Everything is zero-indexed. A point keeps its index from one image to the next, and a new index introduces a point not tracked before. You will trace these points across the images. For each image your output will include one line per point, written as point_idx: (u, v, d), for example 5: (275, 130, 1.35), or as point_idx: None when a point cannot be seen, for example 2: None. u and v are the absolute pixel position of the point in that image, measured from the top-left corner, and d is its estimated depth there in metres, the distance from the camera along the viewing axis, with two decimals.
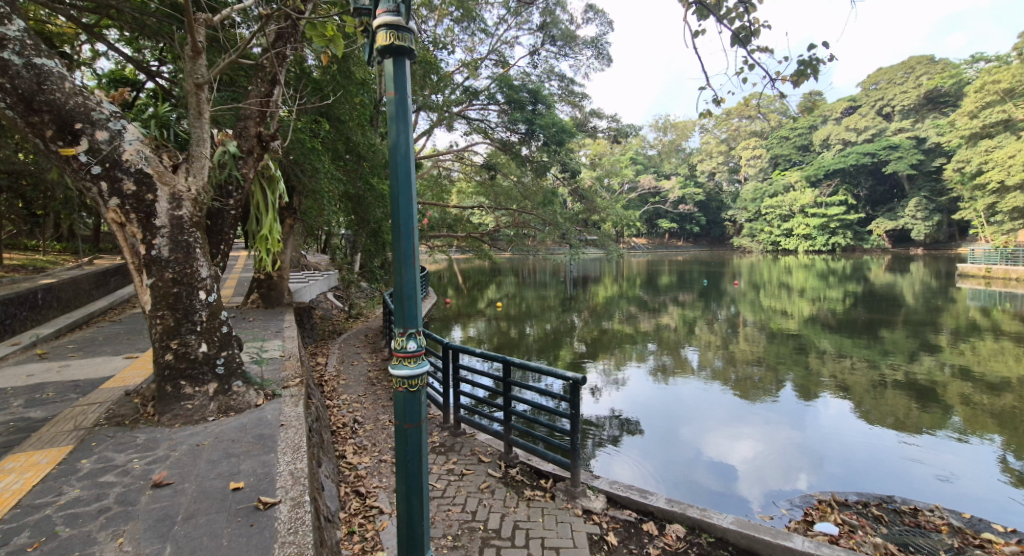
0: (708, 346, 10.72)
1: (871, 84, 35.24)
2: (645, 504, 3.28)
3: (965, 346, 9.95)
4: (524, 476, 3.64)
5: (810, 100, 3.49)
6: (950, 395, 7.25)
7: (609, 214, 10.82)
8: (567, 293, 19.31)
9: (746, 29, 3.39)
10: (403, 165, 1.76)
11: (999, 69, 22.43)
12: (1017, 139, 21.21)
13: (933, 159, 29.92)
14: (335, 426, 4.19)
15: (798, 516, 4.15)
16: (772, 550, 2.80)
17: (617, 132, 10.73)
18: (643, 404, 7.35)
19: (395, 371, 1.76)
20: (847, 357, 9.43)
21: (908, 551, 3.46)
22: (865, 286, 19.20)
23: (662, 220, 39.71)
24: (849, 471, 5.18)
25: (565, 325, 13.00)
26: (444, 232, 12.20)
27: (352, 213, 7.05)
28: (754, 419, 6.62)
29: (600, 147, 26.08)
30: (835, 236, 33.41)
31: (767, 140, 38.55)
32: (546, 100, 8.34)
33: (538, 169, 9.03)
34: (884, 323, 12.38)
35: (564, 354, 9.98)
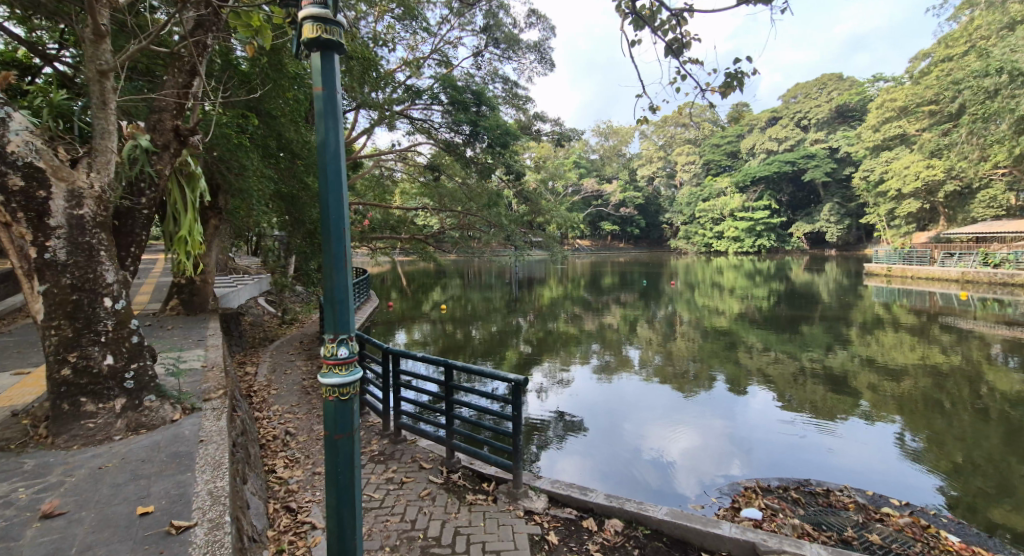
0: (648, 345, 11.12)
1: (791, 97, 38.19)
2: (585, 501, 3.35)
3: (872, 338, 10.97)
4: (466, 481, 3.61)
5: (739, 110, 3.69)
6: (860, 383, 7.97)
7: (554, 217, 10.98)
8: (513, 295, 19.39)
9: (678, 41, 3.56)
10: (332, 164, 1.69)
11: (895, 89, 25.01)
12: (910, 152, 23.74)
13: (844, 168, 32.89)
14: (263, 439, 3.95)
15: (726, 504, 4.38)
16: (702, 538, 2.97)
17: (561, 136, 10.85)
18: (587, 403, 7.51)
19: (325, 379, 1.68)
20: (771, 351, 10.13)
21: (821, 529, 3.75)
22: (787, 285, 20.74)
23: (604, 223, 40.91)
24: (774, 457, 5.55)
25: (511, 327, 13.04)
26: (387, 234, 11.89)
27: (285, 213, 6.70)
28: (690, 413, 6.96)
29: (545, 150, 26.50)
30: (761, 238, 35.93)
31: (700, 147, 40.79)
32: (491, 102, 8.35)
33: (483, 170, 9.00)
34: (804, 318, 13.44)
35: (509, 356, 10.00)
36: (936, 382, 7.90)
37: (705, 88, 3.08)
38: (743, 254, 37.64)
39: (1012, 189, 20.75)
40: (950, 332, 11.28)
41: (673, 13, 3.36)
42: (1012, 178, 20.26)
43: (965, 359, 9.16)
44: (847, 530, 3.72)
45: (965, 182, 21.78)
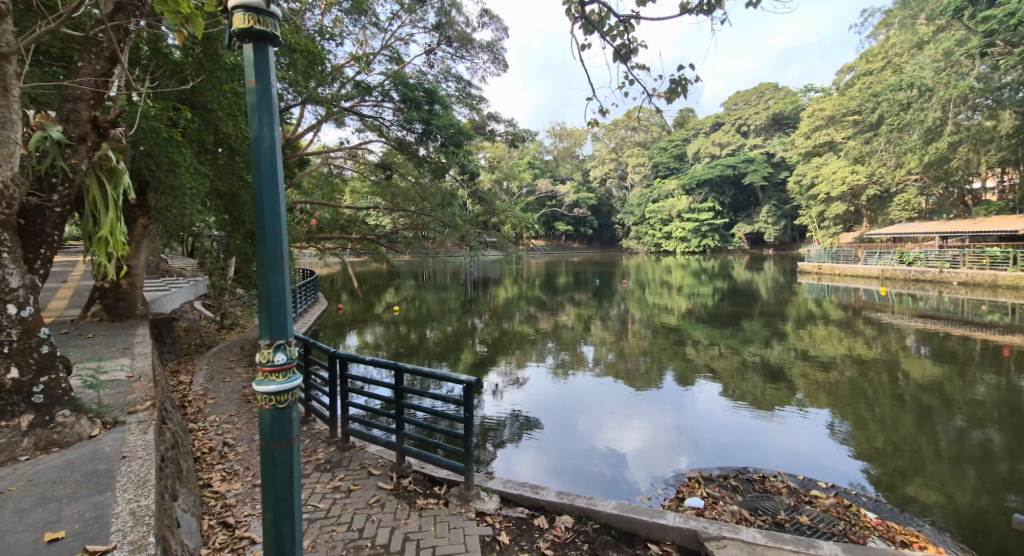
0: (602, 343, 11.35)
1: (732, 104, 40.26)
2: (536, 500, 3.38)
3: (805, 332, 11.71)
4: (417, 485, 3.55)
5: (684, 115, 3.84)
6: (795, 375, 8.50)
7: (509, 217, 11.01)
8: (468, 295, 19.30)
9: (626, 47, 3.65)
10: (267, 162, 1.62)
11: (824, 99, 26.85)
12: (838, 158, 25.60)
13: (780, 172, 35.01)
14: (198, 452, 3.72)
15: (671, 495, 4.54)
16: (649, 530, 3.07)
17: (515, 137, 10.87)
18: (542, 402, 7.57)
19: (260, 387, 1.59)
20: (716, 346, 10.62)
21: (757, 514, 3.96)
22: (730, 282, 21.82)
23: (559, 223, 41.49)
24: (719, 447, 5.82)
25: (466, 328, 12.95)
26: (336, 234, 11.50)
27: (224, 212, 6.34)
28: (641, 408, 7.17)
29: (500, 150, 26.56)
30: (706, 238, 37.62)
31: (650, 150, 42.16)
32: (443, 101, 8.26)
33: (436, 170, 8.88)
34: (745, 314, 14.19)
35: (465, 357, 9.92)
36: (860, 372, 8.53)
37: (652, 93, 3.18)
38: (690, 254, 39.28)
39: (924, 193, 22.80)
40: (872, 325, 12.25)
41: (621, 19, 3.45)
42: (924, 183, 22.23)
43: (885, 349, 9.97)
44: (781, 513, 3.95)
45: (883, 187, 23.75)
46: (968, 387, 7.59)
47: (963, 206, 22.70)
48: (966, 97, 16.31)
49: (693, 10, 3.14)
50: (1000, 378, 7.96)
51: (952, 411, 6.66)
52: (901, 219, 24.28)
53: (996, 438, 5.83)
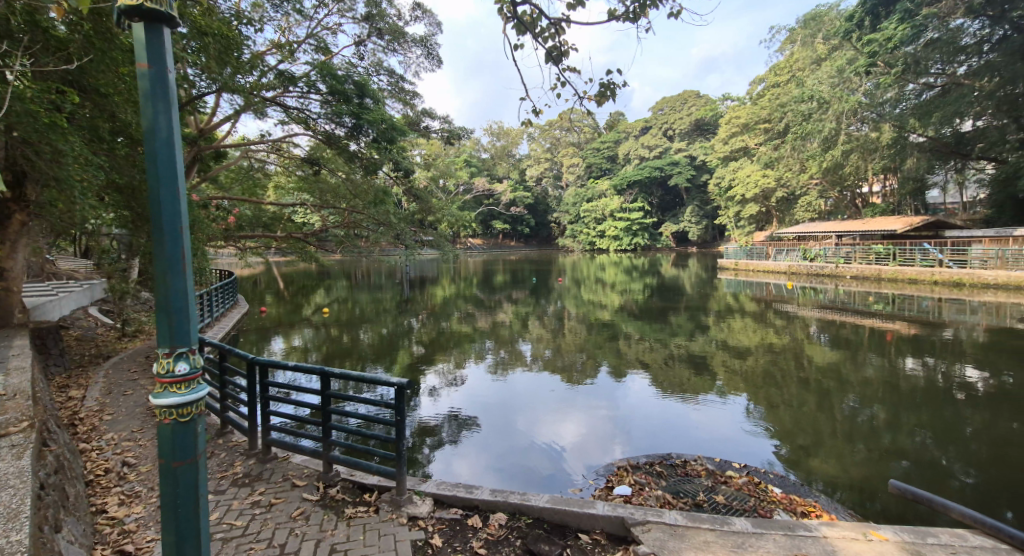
0: (539, 340, 11.53)
1: (659, 109, 42.49)
2: (470, 499, 3.38)
3: (725, 324, 12.59)
4: (345, 494, 3.42)
5: (613, 118, 3.96)
6: (716, 364, 9.11)
7: (445, 215, 10.85)
8: (403, 295, 18.89)
9: (557, 49, 3.72)
10: (164, 153, 1.48)
11: (739, 108, 28.97)
12: (751, 163, 27.76)
13: (701, 175, 37.39)
14: (91, 474, 3.34)
15: (601, 484, 4.69)
16: (579, 520, 3.15)
17: (451, 134, 10.69)
18: (480, 400, 7.57)
19: (159, 400, 1.44)
20: (646, 340, 11.15)
21: (680, 496, 4.19)
22: (658, 279, 22.99)
23: (496, 222, 41.67)
24: (648, 435, 6.09)
25: (402, 328, 12.61)
26: (259, 232, 10.79)
27: (125, 207, 5.72)
28: (577, 402, 7.37)
29: (436, 147, 26.19)
30: (637, 236, 39.38)
31: (584, 151, 43.43)
32: (374, 94, 7.95)
33: (368, 166, 8.53)
34: (672, 309, 15.02)
35: (400, 359, 9.67)
36: (772, 359, 9.30)
37: (583, 96, 3.38)
38: (622, 251, 40.93)
39: (823, 196, 25.30)
40: (781, 316, 13.42)
41: (552, 22, 3.51)
42: (823, 187, 24.65)
43: (792, 338, 10.95)
44: (700, 495, 4.22)
45: (789, 190, 26.09)
46: (859, 369, 8.49)
47: (854, 208, 25.48)
48: (856, 110, 18.31)
49: (620, 17, 3.24)
50: (885, 360, 8.99)
51: (847, 391, 7.42)
52: (804, 220, 26.80)
53: (881, 413, 6.56)
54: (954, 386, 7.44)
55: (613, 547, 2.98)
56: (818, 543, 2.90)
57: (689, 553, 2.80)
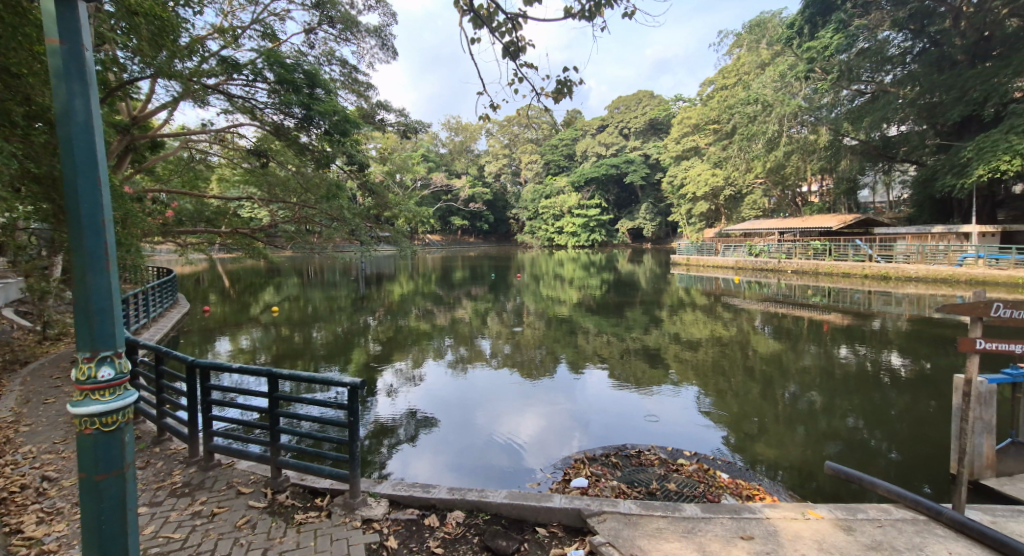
0: (498, 336, 11.54)
1: (615, 108, 43.43)
2: (427, 499, 3.33)
3: (677, 318, 13.04)
4: (295, 499, 3.28)
5: (569, 115, 3.98)
6: (669, 356, 9.42)
7: (402, 211, 10.63)
8: (359, 292, 18.43)
9: (514, 44, 3.70)
10: (81, 139, 1.35)
11: (691, 108, 30.02)
12: (702, 162, 28.86)
13: (655, 173, 38.52)
14: (4, 492, 3.05)
15: (559, 478, 4.74)
16: (537, 514, 3.17)
17: (407, 128, 10.43)
18: (439, 398, 7.48)
19: (78, 409, 1.32)
20: (603, 334, 11.39)
21: (633, 486, 4.30)
22: (615, 274, 23.54)
23: (455, 218, 41.31)
24: (605, 427, 6.22)
25: (358, 327, 12.27)
26: (201, 227, 10.19)
27: (44, 199, 5.24)
28: (535, 397, 7.42)
29: (392, 141, 25.62)
30: (594, 233, 40.14)
31: (542, 147, 43.70)
32: (326, 85, 7.62)
33: (320, 159, 8.21)
34: (628, 303, 15.42)
35: (355, 358, 9.41)
36: (720, 351, 9.70)
37: (540, 93, 3.08)
38: (580, 248, 41.60)
39: (767, 195, 26.65)
40: (729, 309, 14.06)
41: (509, 17, 3.49)
42: (767, 187, 25.97)
43: (739, 330, 11.47)
44: (653, 483, 4.34)
45: (736, 189, 27.31)
46: (799, 358, 9.01)
47: (794, 206, 27.00)
48: (796, 113, 19.37)
49: (576, 15, 3.26)
50: (822, 349, 9.59)
51: (788, 379, 7.86)
52: (750, 217, 28.13)
53: (819, 399, 6.97)
54: (882, 372, 8.01)
55: (570, 539, 3.01)
56: (761, 524, 3.05)
57: (643, 540, 2.87)
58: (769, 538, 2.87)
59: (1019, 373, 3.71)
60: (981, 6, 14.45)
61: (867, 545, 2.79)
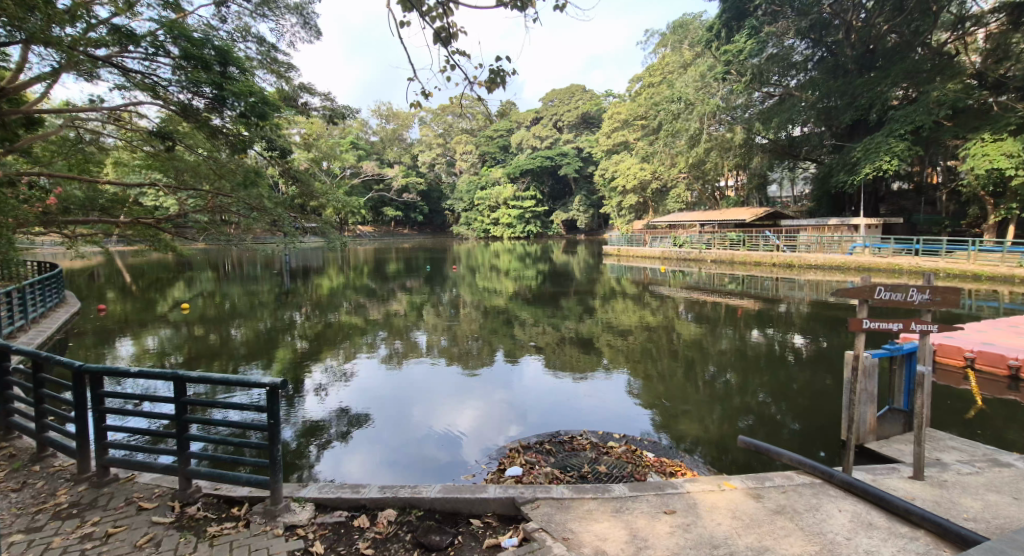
0: (434, 329, 11.36)
1: (548, 101, 44.08)
2: (356, 499, 3.21)
3: (609, 306, 13.55)
4: (208, 511, 3.04)
5: (503, 106, 3.95)
6: (601, 344, 9.77)
7: (329, 201, 10.09)
8: (283, 286, 17.38)
9: (446, 30, 3.59)
10: None
11: (620, 104, 31.11)
12: (630, 156, 30.04)
13: (588, 166, 39.60)
14: None
15: (494, 468, 4.76)
16: (471, 505, 3.16)
17: (333, 114, 9.86)
18: (373, 394, 7.25)
19: None
20: (538, 324, 11.57)
21: (566, 471, 4.42)
22: (550, 265, 24.00)
23: (387, 208, 40.03)
24: (542, 415, 6.32)
25: (282, 323, 11.57)
26: (94, 216, 9.08)
27: None
28: (473, 389, 7.40)
29: (318, 127, 24.27)
30: (529, 224, 40.67)
31: (477, 138, 43.41)
32: (240, 63, 6.85)
33: (236, 144, 7.53)
34: (562, 293, 15.78)
35: (279, 356, 8.85)
36: (648, 337, 10.20)
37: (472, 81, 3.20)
38: (516, 239, 41.95)
39: (689, 189, 28.28)
40: (656, 297, 14.83)
41: (440, 2, 3.36)
42: (689, 181, 27.54)
43: (665, 316, 12.12)
44: (584, 467, 4.48)
45: (662, 182, 28.74)
46: (717, 341, 9.68)
47: (714, 200, 28.90)
48: (714, 112, 20.61)
49: (507, 4, 3.22)
50: (737, 332, 10.36)
51: (708, 361, 8.42)
52: (675, 210, 29.72)
53: (734, 379, 7.52)
54: (787, 351, 8.81)
55: (504, 528, 3.03)
56: (682, 498, 3.23)
57: (574, 523, 2.94)
58: (689, 512, 3.05)
59: (895, 347, 4.20)
60: (867, 21, 16.15)
61: (773, 510, 3.04)
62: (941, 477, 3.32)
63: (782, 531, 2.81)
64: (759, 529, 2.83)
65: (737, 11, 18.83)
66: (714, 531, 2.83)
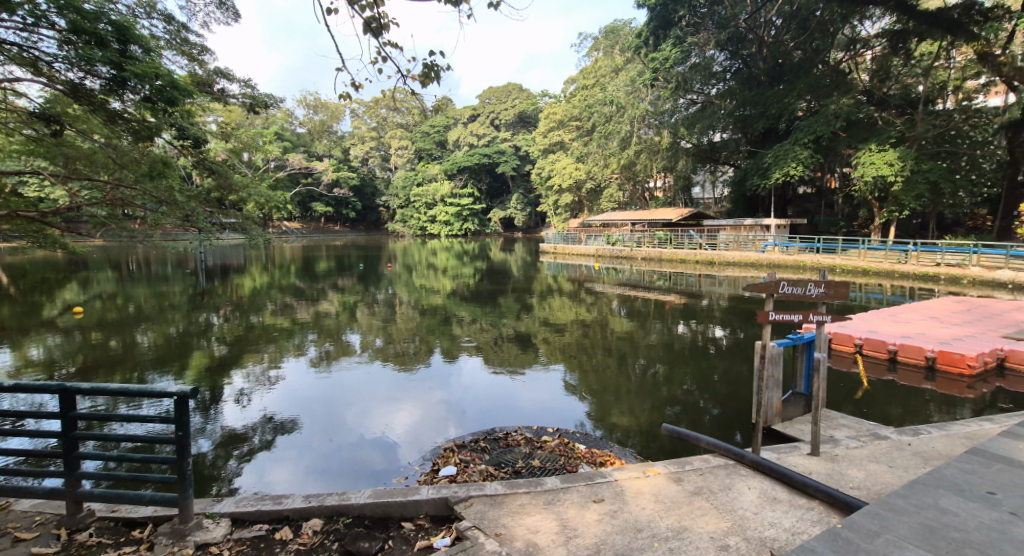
0: (368, 329, 11.01)
1: (486, 98, 44.18)
2: (279, 510, 3.04)
3: (546, 303, 13.80)
4: (103, 536, 2.75)
5: (438, 101, 3.90)
6: (538, 340, 9.93)
7: (251, 194, 9.43)
8: (198, 287, 16.04)
9: (376, 21, 3.46)
10: None
11: (556, 105, 31.76)
12: (566, 156, 30.76)
13: (525, 164, 40.09)
14: None
15: (427, 469, 4.68)
16: (403, 509, 3.08)
17: (254, 102, 9.21)
18: (301, 399, 6.90)
19: None
20: (476, 322, 11.56)
21: (500, 468, 4.44)
22: (488, 263, 24.08)
23: (317, 204, 38.19)
24: (480, 413, 6.31)
25: (198, 326, 10.70)
26: None
27: None
28: (410, 389, 7.25)
29: (237, 115, 22.65)
30: (467, 222, 40.48)
31: (413, 133, 42.54)
32: (143, 40, 6.13)
33: (142, 132, 6.79)
34: (500, 291, 15.88)
35: (194, 363, 8.18)
36: (583, 332, 10.52)
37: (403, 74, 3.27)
38: (453, 237, 41.62)
39: (621, 189, 29.44)
40: (591, 293, 15.32)
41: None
42: (620, 182, 28.67)
43: (599, 312, 12.55)
44: (519, 462, 4.53)
45: (595, 182, 29.69)
46: (646, 335, 10.16)
47: (643, 200, 30.30)
48: (644, 117, 21.61)
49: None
50: (665, 326, 10.94)
51: (638, 354, 8.81)
52: (608, 209, 30.82)
53: (662, 370, 7.93)
54: (709, 343, 9.44)
55: (437, 528, 2.99)
56: (611, 486, 3.36)
57: (506, 518, 2.96)
58: (616, 499, 3.17)
59: (797, 337, 4.62)
60: (777, 38, 17.60)
61: (691, 492, 3.23)
62: (833, 452, 3.70)
63: (698, 510, 3.00)
64: (678, 511, 3.00)
65: (662, 20, 19.21)
66: (638, 515, 2.96)
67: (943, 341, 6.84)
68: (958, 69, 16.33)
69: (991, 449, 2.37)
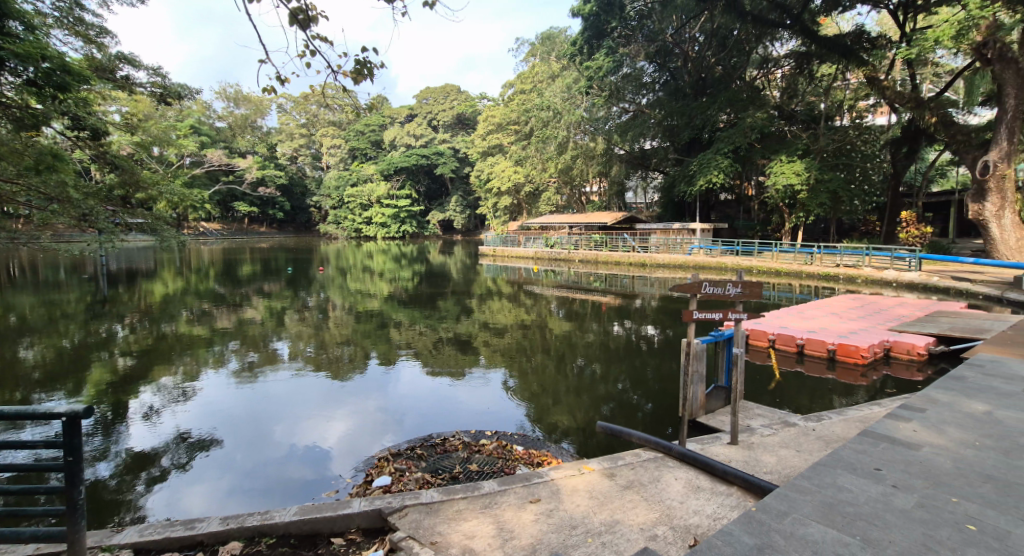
0: (297, 336, 10.44)
1: (423, 98, 43.50)
2: (192, 536, 2.79)
3: (486, 306, 13.79)
4: None
5: (371, 98, 3.76)
6: (478, 342, 9.90)
7: (162, 192, 8.63)
8: (99, 294, 14.44)
9: (303, 12, 3.28)
10: None
11: (494, 108, 31.96)
12: (504, 159, 30.99)
13: (464, 167, 39.93)
14: None
15: (360, 480, 4.50)
16: (331, 524, 2.94)
17: (165, 92, 8.44)
18: (222, 413, 6.41)
19: None
20: (415, 326, 11.32)
21: (437, 474, 4.36)
22: (426, 265, 23.73)
23: (239, 204, 35.74)
24: (418, 419, 6.17)
25: (98, 338, 9.61)
26: None
27: None
28: (344, 397, 6.96)
29: (144, 105, 20.67)
30: (405, 224, 39.60)
31: (346, 132, 41.00)
32: (26, 16, 5.40)
33: (26, 119, 5.98)
34: (439, 294, 15.67)
35: (92, 378, 7.34)
36: (523, 334, 10.62)
37: (336, 69, 3.03)
38: (391, 239, 40.60)
39: (558, 193, 30.09)
40: (530, 295, 15.54)
41: None
42: (557, 186, 29.28)
43: (538, 314, 12.72)
44: (455, 468, 4.47)
45: (533, 186, 30.14)
46: (583, 335, 10.44)
47: (580, 204, 31.15)
48: (579, 123, 22.27)
49: None
50: (600, 326, 11.29)
51: (576, 354, 9.03)
52: (545, 212, 31.38)
53: (598, 369, 8.17)
54: (642, 341, 9.86)
55: (368, 542, 2.87)
56: (547, 485, 3.40)
57: (442, 525, 2.90)
58: (553, 498, 3.20)
59: (718, 334, 4.93)
60: (700, 53, 18.78)
61: (623, 486, 3.34)
62: (750, 440, 3.98)
63: (629, 503, 3.10)
64: (611, 505, 3.09)
65: (595, 29, 19.64)
66: (573, 512, 3.01)
67: (842, 334, 7.60)
68: (852, 91, 18.24)
69: (879, 429, 2.65)
